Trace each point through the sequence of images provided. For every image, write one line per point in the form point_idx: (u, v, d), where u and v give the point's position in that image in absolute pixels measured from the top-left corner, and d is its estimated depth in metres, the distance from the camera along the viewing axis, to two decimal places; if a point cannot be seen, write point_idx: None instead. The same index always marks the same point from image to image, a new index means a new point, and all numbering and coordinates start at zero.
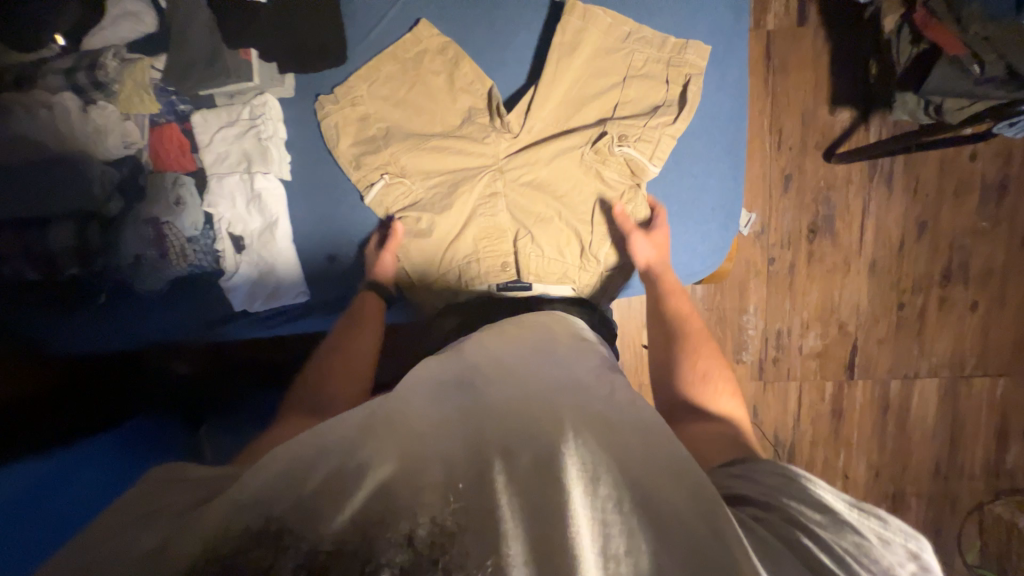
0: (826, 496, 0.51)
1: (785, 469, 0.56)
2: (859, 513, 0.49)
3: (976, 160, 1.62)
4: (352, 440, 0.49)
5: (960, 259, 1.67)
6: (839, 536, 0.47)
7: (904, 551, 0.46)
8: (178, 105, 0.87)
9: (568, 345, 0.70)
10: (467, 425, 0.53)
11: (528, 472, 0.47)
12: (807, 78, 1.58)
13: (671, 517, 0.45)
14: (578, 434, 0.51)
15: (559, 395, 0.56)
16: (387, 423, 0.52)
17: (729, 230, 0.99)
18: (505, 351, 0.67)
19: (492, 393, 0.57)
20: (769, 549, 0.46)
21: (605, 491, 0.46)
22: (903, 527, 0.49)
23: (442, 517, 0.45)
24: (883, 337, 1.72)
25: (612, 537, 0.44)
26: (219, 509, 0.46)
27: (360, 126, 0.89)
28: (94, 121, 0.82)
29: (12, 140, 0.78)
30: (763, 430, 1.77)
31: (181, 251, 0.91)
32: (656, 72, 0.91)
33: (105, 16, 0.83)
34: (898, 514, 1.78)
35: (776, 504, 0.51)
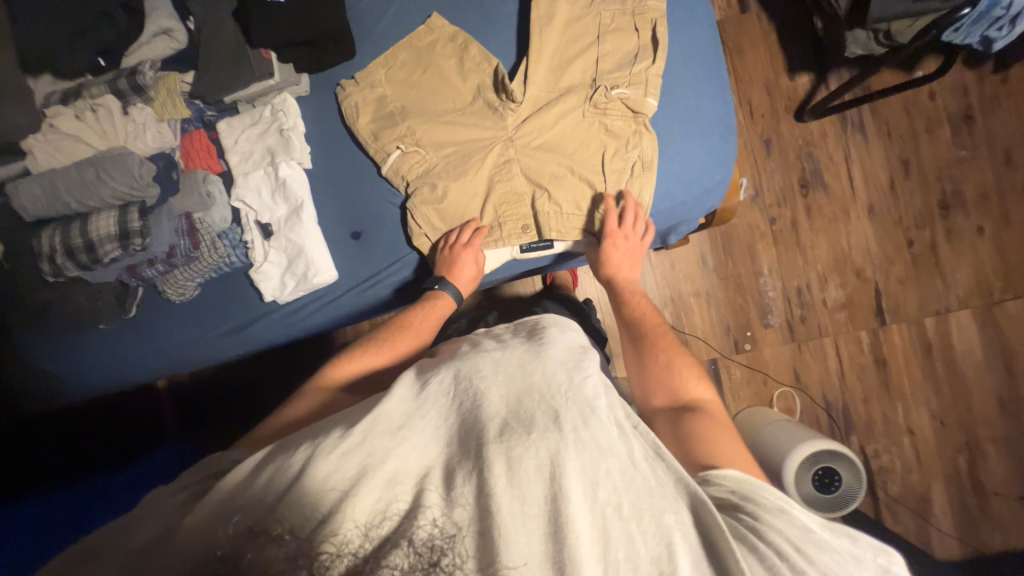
0: (806, 518, 0.51)
1: (764, 488, 0.54)
2: (833, 533, 0.51)
3: (936, 98, 1.70)
4: (360, 448, 0.51)
5: (953, 188, 1.69)
6: (817, 552, 0.48)
7: (875, 566, 0.49)
8: (205, 112, 0.98)
9: (569, 343, 0.66)
10: (465, 434, 0.53)
11: (529, 482, 0.49)
12: (761, 52, 1.71)
13: (666, 519, 0.49)
14: (577, 437, 0.52)
15: (559, 397, 0.55)
16: (393, 430, 0.53)
17: (732, 144, 1.00)
18: (503, 348, 0.63)
19: (493, 401, 0.55)
20: (766, 561, 0.47)
21: (605, 496, 0.49)
22: (872, 542, 0.51)
23: (447, 522, 0.47)
24: (903, 277, 1.68)
25: (613, 542, 0.48)
26: (228, 503, 0.52)
27: (378, 106, 0.98)
28: (133, 120, 0.93)
29: (64, 138, 0.90)
30: (811, 395, 1.67)
31: (213, 243, 0.95)
32: (625, 24, 0.97)
33: (142, 31, 0.94)
34: (979, 464, 1.62)
35: (758, 528, 0.50)
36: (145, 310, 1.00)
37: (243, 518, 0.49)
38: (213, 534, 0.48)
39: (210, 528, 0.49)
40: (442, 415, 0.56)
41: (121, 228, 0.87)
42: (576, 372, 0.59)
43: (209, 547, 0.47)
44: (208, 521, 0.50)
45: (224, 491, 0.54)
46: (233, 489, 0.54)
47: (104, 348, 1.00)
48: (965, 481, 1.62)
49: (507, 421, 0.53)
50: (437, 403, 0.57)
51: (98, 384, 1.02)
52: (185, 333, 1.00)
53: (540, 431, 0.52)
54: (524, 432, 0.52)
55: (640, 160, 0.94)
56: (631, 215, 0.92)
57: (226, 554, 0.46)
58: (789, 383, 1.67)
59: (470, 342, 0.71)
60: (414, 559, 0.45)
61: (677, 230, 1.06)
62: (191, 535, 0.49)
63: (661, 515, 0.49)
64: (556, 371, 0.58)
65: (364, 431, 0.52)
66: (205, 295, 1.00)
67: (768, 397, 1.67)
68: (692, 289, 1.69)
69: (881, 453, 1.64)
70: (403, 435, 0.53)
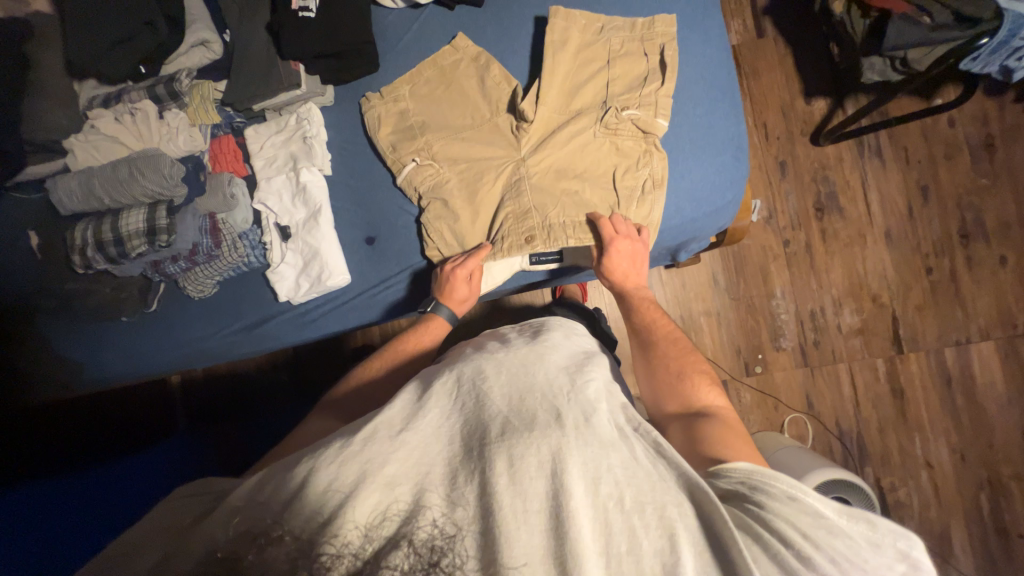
0: (818, 505, 0.49)
1: (772, 475, 0.52)
2: (848, 519, 0.48)
3: (956, 125, 1.68)
4: (360, 453, 0.51)
5: (973, 215, 1.66)
6: (831, 539, 0.47)
7: (893, 552, 0.47)
8: (234, 119, 1.03)
9: (571, 349, 0.69)
10: (468, 433, 0.55)
11: (530, 477, 0.49)
12: (777, 76, 1.72)
13: (668, 512, 0.48)
14: (577, 434, 0.53)
15: (559, 399, 0.57)
16: (392, 434, 0.53)
17: (743, 163, 1.00)
18: (505, 351, 0.66)
19: (496, 401, 0.57)
20: (769, 549, 0.47)
21: (606, 490, 0.50)
22: (892, 526, 0.48)
23: (449, 520, 0.48)
24: (921, 304, 1.64)
25: (614, 537, 0.47)
26: (228, 508, 0.51)
27: (400, 118, 1.02)
28: (168, 124, 0.99)
29: (105, 139, 0.97)
30: (824, 422, 1.62)
31: (233, 243, 0.98)
32: (634, 49, 1.00)
33: (182, 41, 1.00)
34: (1002, 504, 1.55)
35: (766, 517, 0.49)
36: (164, 305, 1.03)
37: (244, 521, 0.48)
38: (217, 533, 0.48)
39: (214, 533, 0.49)
40: (445, 416, 0.57)
41: (148, 224, 0.92)
42: (577, 377, 0.62)
43: (211, 552, 0.46)
44: (215, 525, 0.50)
45: (241, 495, 0.52)
46: (244, 498, 0.52)
47: (123, 343, 1.03)
48: (987, 519, 1.55)
49: (508, 420, 0.54)
50: (439, 403, 0.58)
51: (110, 372, 1.05)
52: (204, 330, 1.03)
53: (540, 429, 0.53)
54: (526, 430, 0.53)
55: (651, 177, 0.95)
56: (622, 220, 0.93)
57: (224, 556, 0.44)
58: (801, 408, 1.64)
59: (470, 346, 0.73)
60: (415, 559, 0.43)
61: (687, 248, 1.07)
62: (198, 541, 0.49)
63: (664, 508, 0.49)
64: (557, 374, 0.62)
65: (366, 436, 0.52)
66: (222, 294, 1.03)
67: (779, 422, 1.64)
68: (703, 309, 1.68)
69: (897, 486, 1.58)
70: (404, 439, 0.53)
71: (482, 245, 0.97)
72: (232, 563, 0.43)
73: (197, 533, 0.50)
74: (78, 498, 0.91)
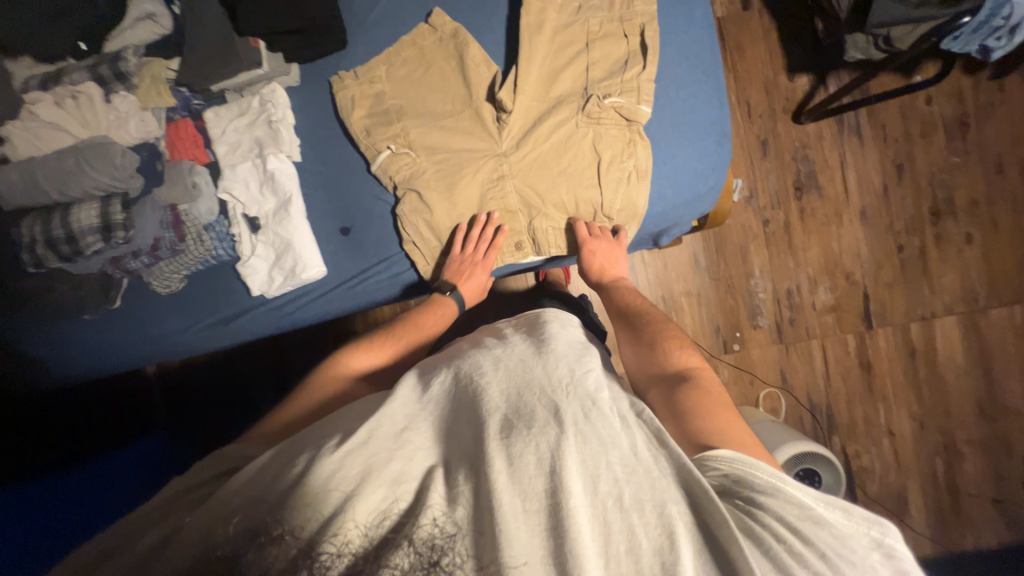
0: (800, 495, 0.51)
1: (755, 467, 0.54)
2: (826, 506, 0.51)
3: (932, 103, 1.69)
4: (366, 447, 0.52)
5: (945, 194, 1.69)
6: (817, 529, 0.49)
7: (869, 540, 0.50)
8: (191, 100, 0.96)
9: (570, 338, 0.67)
10: (468, 429, 0.55)
11: (529, 476, 0.48)
12: (761, 52, 1.69)
13: (667, 509, 0.48)
14: (576, 430, 0.52)
15: (559, 393, 0.56)
16: (397, 433, 0.54)
17: (725, 148, 0.99)
18: (505, 346, 0.65)
19: (495, 397, 0.56)
20: (763, 545, 0.47)
21: (606, 488, 0.49)
22: (866, 515, 0.51)
23: (449, 518, 0.47)
24: (891, 282, 1.69)
25: (614, 537, 0.47)
26: (216, 505, 0.52)
27: (375, 101, 0.97)
28: (116, 108, 0.91)
29: (46, 124, 0.88)
30: (796, 395, 1.69)
31: (198, 237, 0.94)
32: (614, 30, 0.96)
33: (127, 16, 0.92)
34: (955, 467, 1.66)
35: (754, 510, 0.50)
36: (129, 300, 0.97)
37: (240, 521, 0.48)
38: (217, 530, 0.48)
39: (211, 529, 0.49)
40: (445, 413, 0.58)
41: (103, 220, 0.88)
42: (576, 368, 0.60)
43: (208, 548, 0.46)
44: (210, 523, 0.50)
45: (234, 487, 0.54)
46: (241, 493, 0.53)
47: (91, 334, 0.98)
48: (941, 482, 1.66)
49: (507, 417, 0.53)
50: (440, 401, 0.59)
51: (75, 369, 1.00)
52: (182, 324, 0.99)
53: (539, 426, 0.52)
54: (525, 428, 0.52)
55: (636, 168, 0.94)
56: (597, 224, 0.97)
57: (224, 555, 0.45)
58: (775, 383, 1.70)
59: (469, 341, 0.72)
60: (414, 558, 0.43)
61: (671, 231, 1.06)
62: (192, 538, 0.49)
63: (662, 506, 0.48)
64: (557, 366, 0.60)
65: (370, 430, 0.54)
66: (192, 286, 0.98)
67: (754, 397, 1.70)
68: (684, 289, 1.70)
69: (861, 454, 1.67)
70: (407, 438, 0.54)
71: (500, 229, 0.97)
72: (233, 559, 0.44)
73: (190, 524, 0.51)
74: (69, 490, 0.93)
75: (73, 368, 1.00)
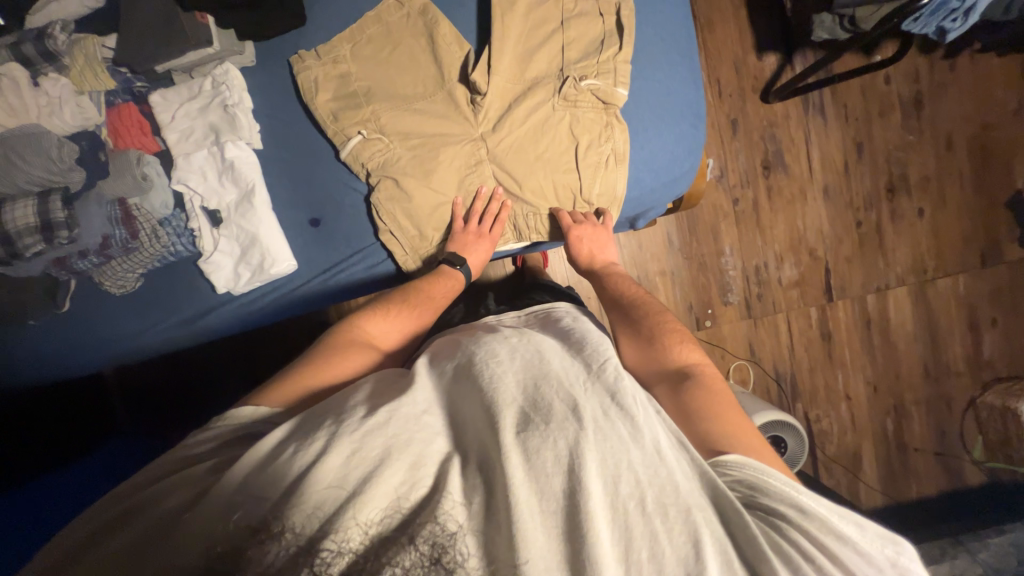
0: (819, 509, 0.52)
1: (773, 478, 0.55)
2: (843, 521, 0.52)
3: (890, 82, 1.75)
4: (385, 429, 0.50)
5: (900, 171, 1.78)
6: (840, 544, 0.50)
7: (886, 558, 0.51)
8: (134, 83, 0.88)
9: (586, 332, 0.69)
10: (482, 416, 0.53)
11: (547, 473, 0.48)
12: (731, 29, 1.69)
13: (693, 516, 0.48)
14: (596, 428, 0.51)
15: (577, 388, 0.56)
16: (417, 414, 0.54)
17: (701, 131, 1.00)
18: (522, 338, 0.65)
19: (513, 387, 0.56)
20: (791, 563, 0.48)
21: (626, 490, 0.48)
22: (880, 533, 0.53)
23: (460, 515, 0.46)
24: (850, 256, 1.78)
25: (635, 544, 0.46)
26: (216, 500, 0.48)
27: (341, 83, 0.91)
28: (47, 93, 0.82)
29: None
30: (763, 367, 1.78)
31: (153, 235, 0.87)
32: (589, 9, 0.93)
33: None
34: (903, 425, 1.80)
35: (775, 523, 0.51)
36: (82, 304, 0.90)
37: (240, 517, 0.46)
38: (217, 527, 0.45)
39: (211, 523, 0.46)
40: (459, 400, 0.57)
41: (42, 219, 0.80)
42: (594, 363, 0.60)
43: (209, 547, 0.44)
44: (214, 515, 0.46)
45: (230, 487, 0.49)
46: (242, 483, 0.49)
47: (46, 324, 0.90)
48: (891, 439, 1.80)
49: (527, 409, 0.53)
50: (455, 390, 0.58)
51: (31, 372, 0.93)
52: (147, 319, 0.93)
53: (558, 421, 0.51)
54: (543, 423, 0.51)
55: (614, 152, 0.93)
56: (579, 209, 0.96)
57: (226, 552, 0.44)
58: (744, 356, 1.77)
59: (481, 332, 0.72)
60: (416, 557, 0.43)
61: (649, 214, 1.07)
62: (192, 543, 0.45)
63: (688, 512, 0.48)
64: (569, 364, 0.60)
65: (388, 413, 0.52)
66: (153, 282, 0.92)
67: (724, 370, 1.77)
68: (658, 269, 1.73)
69: (821, 418, 1.79)
70: (426, 421, 0.53)
71: (506, 204, 0.96)
72: (232, 558, 0.44)
73: (191, 517, 0.47)
74: (45, 487, 0.88)
75: (27, 370, 0.93)
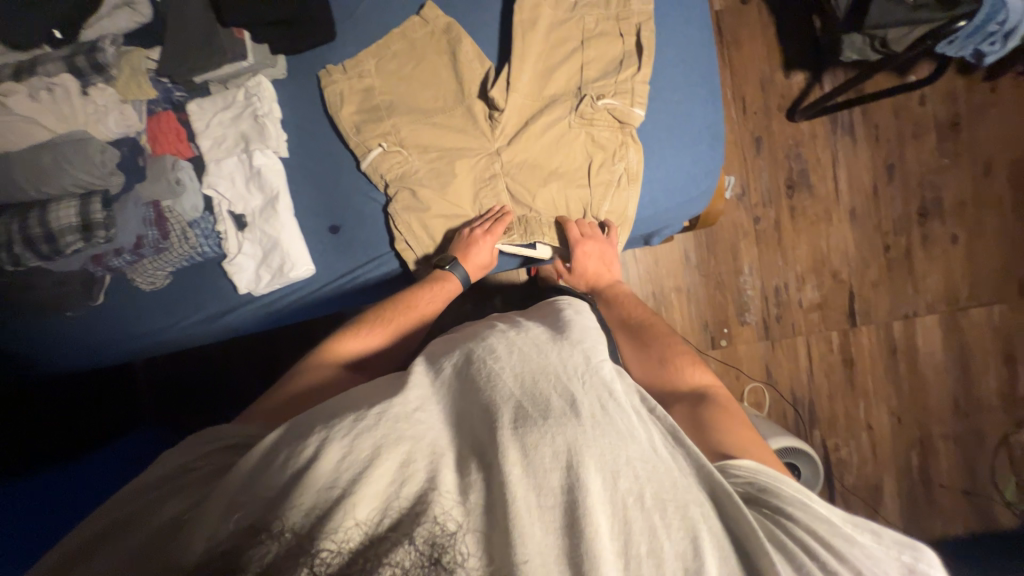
0: (828, 512, 0.53)
1: (782, 482, 0.56)
2: (853, 527, 0.52)
3: (925, 103, 1.70)
4: (374, 429, 0.50)
5: (933, 194, 1.71)
6: (850, 546, 0.49)
7: (901, 564, 0.50)
8: (173, 93, 0.93)
9: (584, 323, 0.68)
10: (478, 411, 0.53)
11: (545, 469, 0.48)
12: (758, 47, 1.67)
13: (691, 512, 0.48)
14: (594, 423, 0.51)
15: (574, 381, 0.55)
16: (408, 412, 0.53)
17: (718, 152, 0.99)
18: (518, 329, 0.64)
19: (508, 383, 0.55)
20: (794, 561, 0.47)
21: (626, 485, 0.48)
22: (897, 539, 0.52)
23: (458, 515, 0.47)
24: (877, 280, 1.72)
25: (635, 538, 0.46)
26: (220, 498, 0.51)
27: (365, 96, 0.94)
28: (94, 102, 0.88)
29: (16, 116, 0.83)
30: (780, 390, 1.73)
31: (182, 235, 0.92)
32: (609, 29, 0.94)
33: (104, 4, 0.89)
34: (929, 459, 1.72)
35: (781, 521, 0.51)
36: (113, 295, 0.95)
37: (238, 515, 0.48)
38: (222, 526, 0.47)
39: (215, 528, 0.48)
40: (456, 397, 0.57)
41: (83, 219, 0.86)
42: (592, 354, 0.60)
43: (211, 544, 0.47)
44: (217, 519, 0.48)
45: (235, 484, 0.51)
46: (245, 479, 0.52)
47: (77, 316, 0.95)
48: (916, 474, 1.72)
49: (522, 406, 0.52)
50: (451, 386, 0.58)
51: (62, 363, 0.99)
52: (174, 314, 0.98)
53: (555, 416, 0.51)
54: (540, 418, 0.51)
55: (626, 171, 0.94)
56: (588, 223, 0.96)
57: (226, 550, 0.46)
58: (760, 379, 1.73)
59: (475, 324, 0.71)
60: (417, 556, 0.45)
61: (663, 232, 1.06)
62: (195, 543, 0.47)
63: (686, 508, 0.48)
64: (571, 352, 0.59)
65: (378, 413, 0.52)
66: (180, 279, 0.97)
67: (739, 391, 1.73)
68: (674, 285, 1.71)
69: (840, 446, 1.72)
70: (418, 418, 0.53)
71: (507, 210, 0.95)
72: (233, 555, 0.45)
73: (200, 515, 0.50)
74: (74, 476, 0.93)
75: (58, 362, 0.98)
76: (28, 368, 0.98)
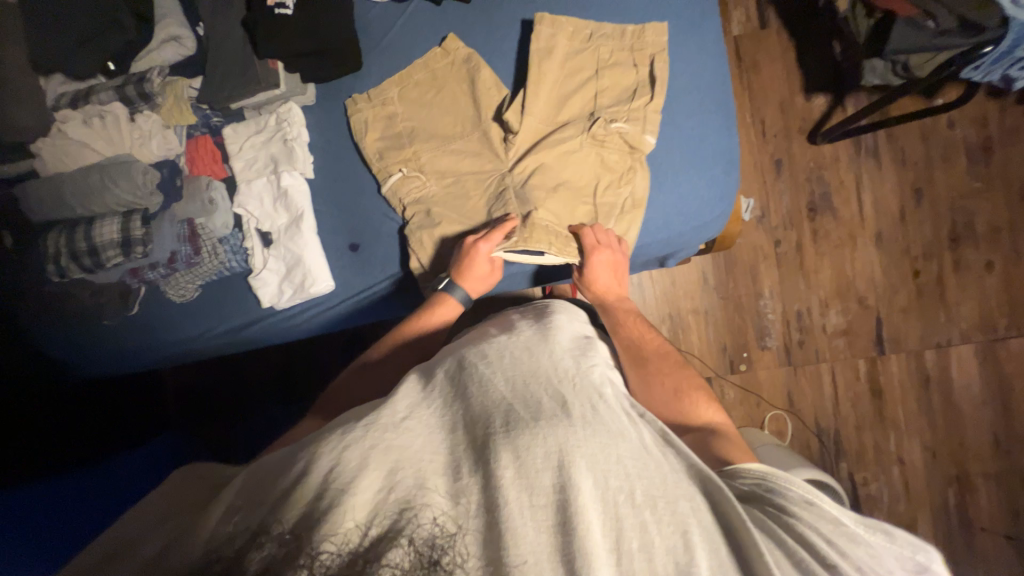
0: (837, 512, 0.53)
1: (790, 481, 0.56)
2: (865, 529, 0.52)
3: (954, 127, 1.66)
4: (365, 438, 0.51)
5: (965, 219, 1.65)
6: (853, 545, 0.50)
7: (910, 563, 0.50)
8: (211, 118, 0.99)
9: (574, 333, 0.73)
10: (471, 415, 0.55)
11: (537, 469, 0.49)
12: (777, 70, 1.67)
13: (680, 507, 0.49)
14: (584, 423, 0.53)
15: (564, 386, 0.58)
16: (396, 422, 0.53)
17: (733, 178, 0.99)
18: (508, 336, 0.67)
19: (500, 390, 0.57)
20: (795, 557, 0.48)
21: (616, 483, 0.50)
22: (908, 539, 0.52)
23: (452, 517, 0.48)
24: (906, 307, 1.66)
25: (626, 532, 0.47)
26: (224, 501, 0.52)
27: (388, 124, 0.99)
28: (140, 127, 0.97)
29: (72, 140, 0.92)
30: (803, 419, 1.66)
31: (212, 250, 0.97)
32: (624, 59, 0.96)
33: (155, 40, 0.99)
34: (967, 499, 1.62)
35: (786, 522, 0.51)
36: (146, 308, 1.01)
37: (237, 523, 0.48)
38: (220, 530, 0.48)
39: (214, 533, 0.48)
40: (448, 403, 0.57)
41: (124, 235, 0.92)
42: (581, 361, 0.65)
43: (210, 548, 0.46)
44: (215, 523, 0.49)
45: (233, 493, 0.52)
46: (245, 485, 0.53)
47: (107, 326, 1.00)
48: (952, 514, 1.61)
49: (513, 409, 0.54)
50: (443, 392, 0.58)
51: (94, 369, 1.04)
52: (199, 325, 1.02)
53: (547, 418, 0.53)
54: (532, 420, 0.53)
55: (631, 197, 0.95)
56: (603, 232, 0.93)
57: (225, 556, 0.45)
58: (782, 406, 1.67)
59: (465, 336, 0.73)
60: (415, 558, 0.45)
61: (677, 256, 1.06)
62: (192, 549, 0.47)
63: (676, 503, 0.49)
64: (560, 360, 0.63)
65: (370, 423, 0.53)
66: (207, 293, 1.02)
67: (760, 419, 1.67)
68: (691, 307, 1.68)
69: (870, 481, 1.64)
70: (408, 425, 0.53)
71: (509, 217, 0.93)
72: (231, 561, 0.44)
73: (197, 525, 0.50)
74: (86, 479, 0.95)
75: (94, 368, 1.04)
76: (66, 374, 1.05)
